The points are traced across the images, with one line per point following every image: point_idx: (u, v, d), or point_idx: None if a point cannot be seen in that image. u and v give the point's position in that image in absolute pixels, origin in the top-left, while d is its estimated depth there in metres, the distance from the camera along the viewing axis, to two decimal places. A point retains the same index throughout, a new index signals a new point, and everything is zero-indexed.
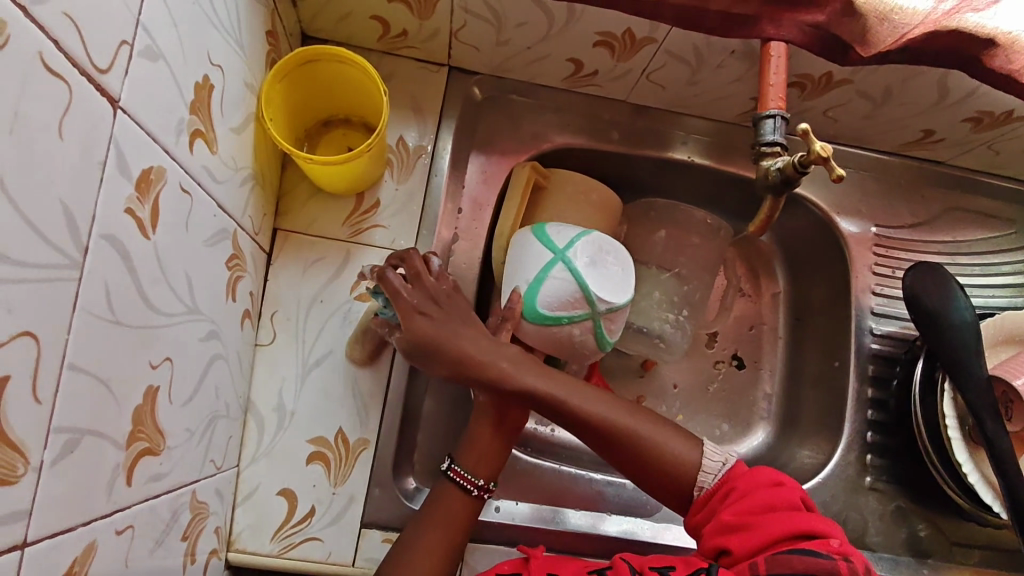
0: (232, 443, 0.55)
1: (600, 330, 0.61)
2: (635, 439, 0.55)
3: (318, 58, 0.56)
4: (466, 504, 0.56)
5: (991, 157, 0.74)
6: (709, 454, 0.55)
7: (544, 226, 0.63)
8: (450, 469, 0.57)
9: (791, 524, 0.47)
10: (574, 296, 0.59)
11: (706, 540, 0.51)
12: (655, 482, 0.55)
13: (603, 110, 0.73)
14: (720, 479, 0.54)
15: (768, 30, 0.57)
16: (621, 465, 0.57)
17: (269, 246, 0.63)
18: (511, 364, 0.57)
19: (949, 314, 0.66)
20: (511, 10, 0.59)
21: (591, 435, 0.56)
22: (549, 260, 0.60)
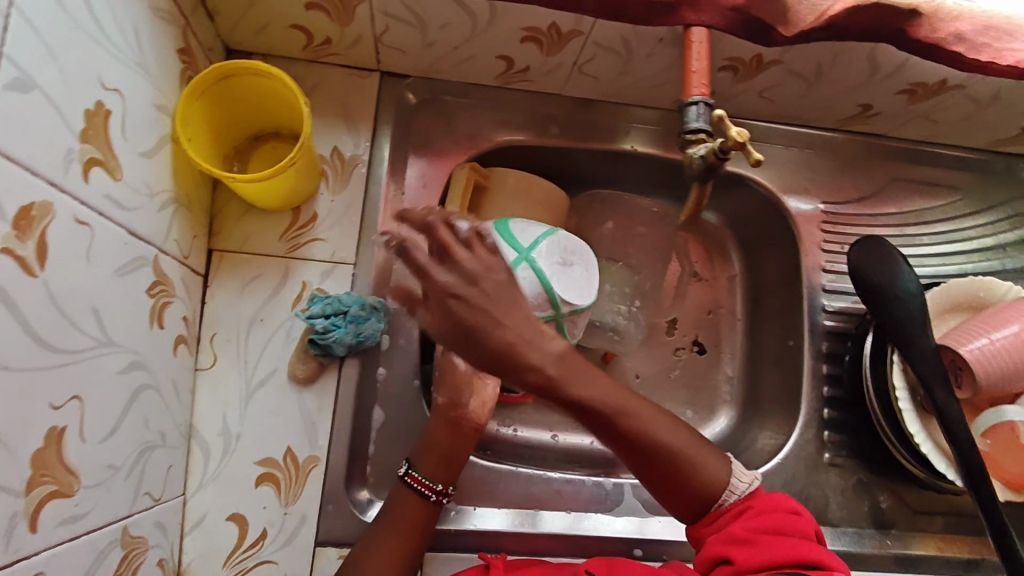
0: (173, 472, 0.54)
1: (562, 330, 0.61)
2: (671, 453, 0.52)
3: (234, 73, 0.54)
4: (423, 508, 0.56)
5: (930, 127, 0.75)
6: (738, 472, 0.53)
7: (508, 222, 0.60)
8: (407, 474, 0.58)
9: (804, 552, 0.47)
10: (540, 298, 0.58)
11: (711, 548, 0.50)
12: (675, 495, 0.53)
13: (541, 105, 0.72)
14: (744, 499, 0.52)
15: (689, 16, 0.56)
16: (643, 474, 0.53)
17: (205, 267, 0.61)
18: (558, 369, 0.45)
19: (895, 287, 0.65)
20: (432, 12, 0.58)
21: (625, 444, 0.51)
22: (515, 259, 0.58)
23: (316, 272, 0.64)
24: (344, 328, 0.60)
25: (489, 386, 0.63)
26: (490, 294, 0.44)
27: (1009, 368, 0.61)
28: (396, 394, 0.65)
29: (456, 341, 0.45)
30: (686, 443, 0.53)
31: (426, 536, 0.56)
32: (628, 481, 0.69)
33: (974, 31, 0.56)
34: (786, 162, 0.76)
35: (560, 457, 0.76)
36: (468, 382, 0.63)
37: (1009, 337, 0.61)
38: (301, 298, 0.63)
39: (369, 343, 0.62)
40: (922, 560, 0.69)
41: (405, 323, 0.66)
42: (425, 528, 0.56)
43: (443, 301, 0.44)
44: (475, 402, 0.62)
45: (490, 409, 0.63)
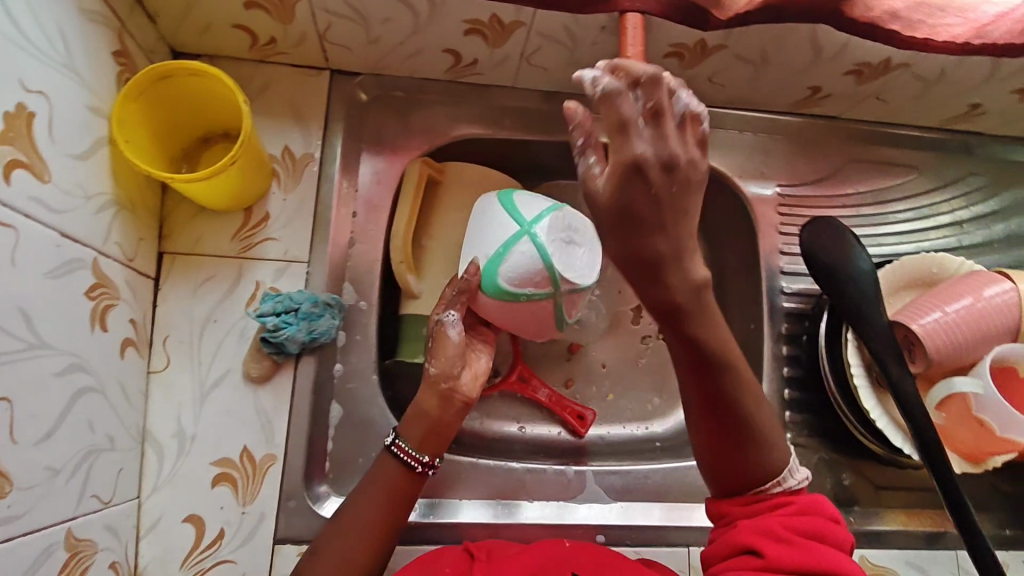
0: (125, 475, 0.55)
1: (560, 308, 0.62)
2: (745, 427, 0.52)
3: (172, 74, 0.54)
4: (409, 479, 0.57)
5: (884, 107, 0.74)
6: (792, 469, 0.53)
7: (513, 196, 0.62)
8: (393, 444, 0.57)
9: (835, 564, 0.47)
10: (539, 273, 0.59)
11: (739, 534, 0.50)
12: (719, 466, 0.53)
13: (493, 98, 0.72)
14: (789, 491, 0.52)
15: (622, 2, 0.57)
16: (705, 433, 0.53)
17: (155, 270, 0.62)
18: (684, 296, 0.45)
19: (847, 265, 0.66)
20: (372, 7, 0.58)
21: (705, 399, 0.51)
22: (516, 232, 0.60)
23: (270, 271, 0.64)
24: (296, 325, 0.60)
25: (481, 361, 0.64)
26: (676, 197, 0.41)
27: (961, 341, 0.61)
28: (354, 390, 0.65)
29: (614, 220, 0.42)
30: (766, 426, 0.52)
31: (409, 506, 0.57)
32: (590, 468, 0.70)
33: (908, 9, 0.57)
34: (742, 147, 0.76)
35: (529, 449, 0.76)
36: (460, 356, 0.62)
37: (962, 309, 0.61)
38: (255, 297, 0.63)
39: (324, 339, 0.62)
40: (886, 533, 0.68)
41: (362, 319, 0.67)
42: (406, 496, 0.56)
43: (642, 182, 0.40)
44: (468, 375, 0.62)
45: (481, 385, 0.63)
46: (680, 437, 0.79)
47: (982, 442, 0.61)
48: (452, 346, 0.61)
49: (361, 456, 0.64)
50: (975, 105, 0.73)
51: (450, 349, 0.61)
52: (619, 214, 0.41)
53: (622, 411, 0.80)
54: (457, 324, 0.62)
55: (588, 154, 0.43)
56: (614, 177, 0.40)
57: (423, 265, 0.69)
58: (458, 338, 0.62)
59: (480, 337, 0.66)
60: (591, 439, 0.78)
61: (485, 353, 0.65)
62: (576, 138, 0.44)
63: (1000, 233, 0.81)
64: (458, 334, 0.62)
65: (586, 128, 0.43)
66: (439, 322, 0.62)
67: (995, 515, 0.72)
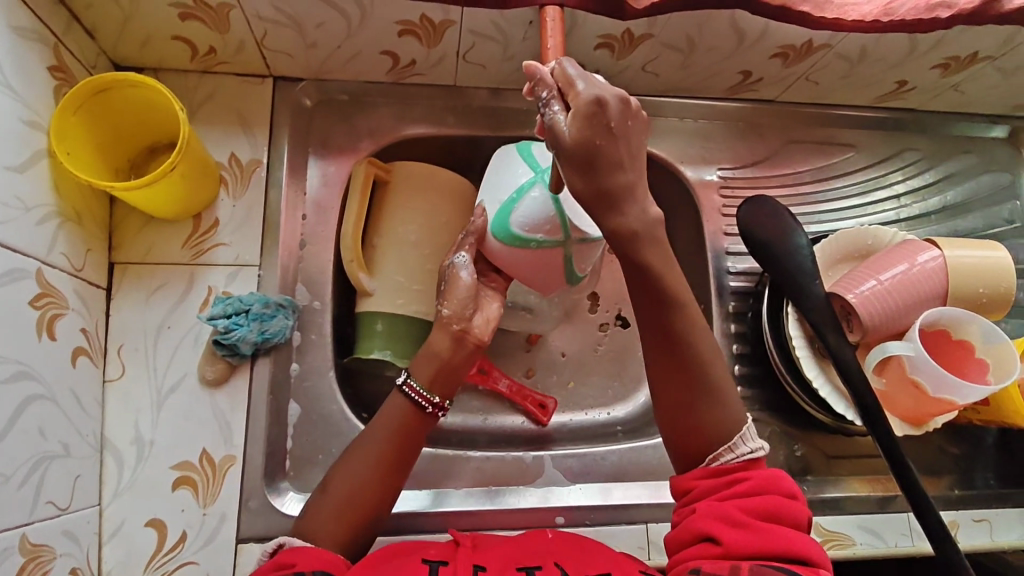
0: (83, 483, 0.56)
1: (571, 258, 0.61)
2: (703, 382, 0.56)
3: (109, 87, 0.56)
4: (419, 418, 0.59)
5: (814, 89, 0.77)
6: (745, 437, 0.55)
7: (531, 146, 0.62)
8: (405, 384, 0.60)
9: (792, 547, 0.48)
10: (548, 219, 0.58)
11: (698, 520, 0.51)
12: (684, 426, 0.56)
13: (436, 98, 0.74)
14: (739, 462, 0.54)
15: None
16: (669, 386, 0.57)
17: (107, 281, 0.62)
18: (641, 224, 0.53)
19: (785, 240, 0.69)
20: (305, 13, 0.60)
21: (665, 342, 0.56)
22: (531, 178, 0.60)
23: (222, 276, 0.65)
24: (247, 326, 0.61)
25: (493, 306, 0.64)
26: (630, 133, 0.49)
27: (897, 306, 0.64)
28: (311, 388, 0.67)
29: (578, 160, 0.48)
30: (722, 388, 0.56)
31: (417, 444, 0.59)
32: (548, 454, 0.72)
33: None
34: (683, 134, 0.79)
35: (493, 440, 0.77)
36: (471, 299, 0.63)
37: (896, 276, 0.64)
38: (207, 302, 0.64)
39: (277, 340, 0.64)
40: (844, 499, 0.70)
41: (316, 319, 0.68)
42: (415, 435, 0.59)
43: (602, 123, 0.47)
44: (480, 318, 0.63)
45: (493, 329, 0.64)
46: (640, 420, 0.80)
47: (920, 404, 0.64)
48: (463, 288, 0.62)
49: (321, 452, 0.65)
50: (900, 83, 0.76)
51: (460, 291, 0.62)
52: (584, 152, 0.48)
53: (584, 398, 0.81)
54: (468, 265, 0.63)
55: (553, 104, 0.48)
56: (581, 117, 0.47)
57: (375, 264, 0.70)
58: (470, 280, 0.63)
59: (490, 284, 0.66)
60: (552, 426, 0.79)
61: (495, 299, 0.65)
62: (539, 93, 0.49)
63: (935, 206, 0.83)
64: (469, 275, 0.62)
65: (549, 83, 0.49)
66: (449, 265, 0.63)
67: (944, 477, 0.75)
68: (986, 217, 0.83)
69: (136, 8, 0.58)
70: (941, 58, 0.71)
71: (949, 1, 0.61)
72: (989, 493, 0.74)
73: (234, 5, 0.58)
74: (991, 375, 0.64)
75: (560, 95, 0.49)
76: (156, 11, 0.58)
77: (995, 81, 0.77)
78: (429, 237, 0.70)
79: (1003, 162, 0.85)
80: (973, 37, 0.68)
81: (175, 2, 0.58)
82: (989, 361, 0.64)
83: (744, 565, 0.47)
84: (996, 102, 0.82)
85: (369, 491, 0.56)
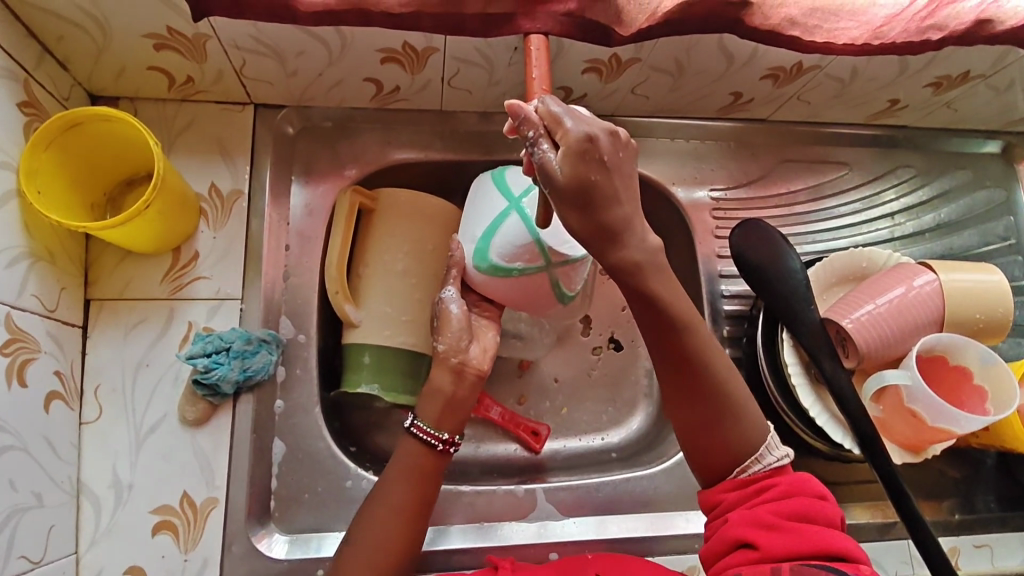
0: (57, 532, 0.54)
1: (557, 283, 0.60)
2: (722, 398, 0.55)
3: (82, 121, 0.54)
4: (432, 457, 0.58)
5: (806, 108, 0.76)
6: (770, 446, 0.55)
7: (504, 173, 0.61)
8: (413, 426, 0.59)
9: (828, 544, 0.48)
10: (526, 249, 0.57)
11: (732, 528, 0.51)
12: (708, 446, 0.55)
13: (421, 122, 0.72)
14: (768, 471, 0.54)
15: (525, 25, 0.57)
16: (687, 411, 0.55)
17: (83, 319, 0.60)
18: (644, 255, 0.51)
19: (778, 265, 0.67)
20: (284, 43, 0.58)
21: (678, 368, 0.55)
22: (504, 208, 0.58)
23: (203, 311, 0.63)
24: (227, 365, 0.60)
25: (489, 334, 0.64)
26: (622, 165, 0.48)
27: (893, 332, 0.63)
28: (296, 425, 0.65)
29: (574, 197, 0.46)
30: (739, 401, 0.55)
31: (436, 486, 0.58)
32: (540, 486, 0.70)
33: (804, 15, 0.59)
34: (674, 155, 0.77)
35: (486, 470, 0.75)
36: (466, 331, 0.62)
37: (893, 299, 0.63)
38: (187, 338, 0.62)
39: (260, 377, 0.62)
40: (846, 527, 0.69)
41: (301, 353, 0.66)
42: (433, 478, 0.58)
43: (595, 157, 0.46)
44: (476, 348, 0.63)
45: (491, 358, 0.63)
46: (636, 446, 0.78)
47: (920, 433, 0.63)
48: (456, 322, 0.61)
49: (307, 492, 0.64)
50: (893, 101, 0.75)
51: (453, 325, 0.61)
52: (580, 189, 0.46)
53: (578, 423, 0.79)
54: (457, 299, 0.62)
55: (541, 142, 0.46)
56: (573, 154, 0.45)
57: (360, 295, 0.68)
58: (460, 313, 0.62)
59: (483, 314, 0.65)
60: (546, 454, 0.77)
61: (491, 328, 0.65)
62: (525, 133, 0.47)
63: (930, 223, 0.81)
64: (459, 310, 0.61)
65: (534, 122, 0.46)
66: (438, 301, 0.62)
67: (944, 501, 0.73)
68: (981, 234, 0.82)
69: (109, 40, 0.56)
70: (933, 77, 0.70)
71: (940, 23, 0.61)
72: (989, 517, 0.72)
73: (210, 35, 0.57)
74: (990, 404, 0.63)
75: (546, 133, 0.47)
76: (130, 42, 0.57)
77: (988, 99, 0.76)
78: (414, 266, 0.68)
79: (997, 177, 0.84)
80: (963, 58, 0.67)
81: (149, 33, 0.56)
82: (987, 386, 0.63)
83: (783, 566, 0.46)
84: (988, 118, 0.81)
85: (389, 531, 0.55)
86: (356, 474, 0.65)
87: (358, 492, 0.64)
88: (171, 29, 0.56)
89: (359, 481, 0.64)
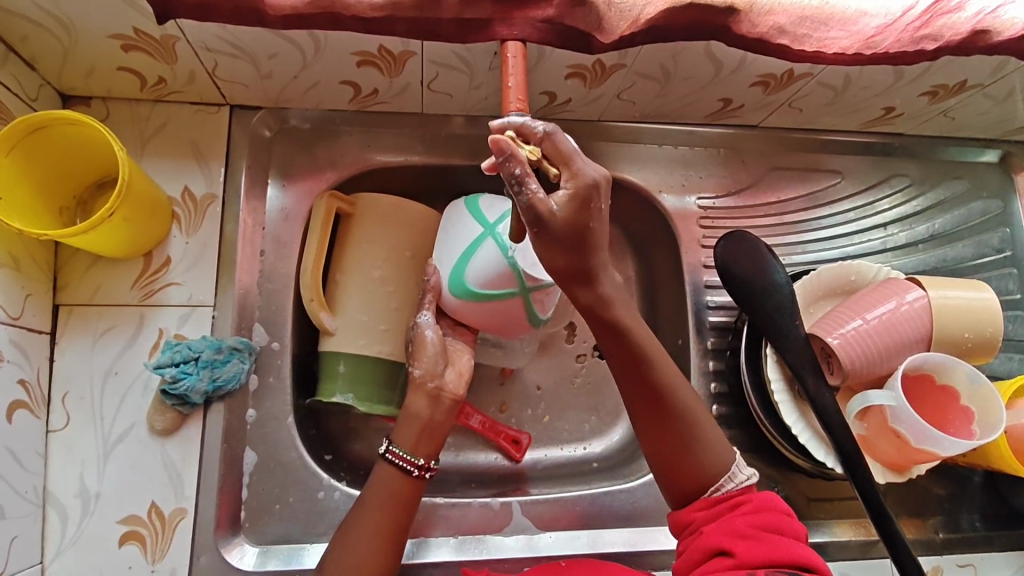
0: (20, 543, 0.53)
1: (531, 307, 0.61)
2: (690, 422, 0.55)
3: (51, 124, 0.53)
4: (408, 483, 0.57)
5: (798, 115, 0.74)
6: (739, 464, 0.56)
7: (477, 200, 0.62)
8: (388, 451, 0.58)
9: (799, 553, 0.49)
10: (503, 274, 0.59)
11: (708, 538, 0.51)
12: (679, 469, 0.55)
13: (401, 125, 0.70)
14: (739, 489, 0.54)
15: (502, 31, 0.55)
16: (658, 436, 0.55)
17: (51, 325, 0.59)
18: None
19: (763, 278, 0.66)
20: (256, 46, 0.57)
21: (640, 381, 0.55)
22: (480, 234, 0.60)
23: (174, 317, 0.62)
24: (196, 375, 0.59)
25: (464, 358, 0.63)
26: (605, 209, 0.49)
27: (881, 350, 0.61)
28: (268, 435, 0.64)
29: (563, 238, 0.47)
30: (706, 427, 0.56)
31: (415, 509, 0.58)
32: (517, 499, 0.69)
33: (793, 23, 0.57)
34: (662, 161, 0.75)
35: (464, 479, 0.74)
36: (441, 356, 0.61)
37: (882, 315, 0.62)
38: (157, 346, 0.61)
39: (229, 387, 0.61)
40: (828, 544, 0.68)
41: (274, 361, 0.65)
42: (412, 502, 0.57)
43: (589, 206, 0.47)
44: (452, 373, 0.62)
45: (466, 383, 0.63)
46: (617, 456, 0.77)
47: (903, 453, 0.61)
48: (430, 347, 0.60)
49: (279, 502, 0.63)
50: (888, 109, 0.73)
51: (428, 350, 0.60)
52: (570, 233, 0.47)
53: (560, 432, 0.78)
54: (433, 324, 0.61)
55: (529, 182, 0.45)
56: (568, 202, 0.46)
57: (337, 302, 0.67)
58: (436, 338, 0.61)
59: (459, 336, 0.65)
60: (526, 463, 0.76)
61: (466, 351, 0.64)
62: (510, 169, 0.44)
63: (923, 234, 0.80)
64: (434, 335, 0.61)
65: (521, 159, 0.44)
66: (415, 326, 0.61)
67: (929, 519, 0.72)
68: (975, 245, 0.80)
69: (75, 41, 0.55)
70: (930, 86, 0.68)
71: (936, 33, 0.58)
72: (974, 537, 0.71)
73: (179, 37, 0.55)
74: (977, 426, 0.61)
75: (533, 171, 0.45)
76: (96, 43, 0.55)
77: (986, 107, 0.74)
78: (392, 273, 0.67)
79: (994, 187, 0.82)
80: (960, 67, 0.65)
81: (116, 34, 0.54)
82: (974, 408, 0.62)
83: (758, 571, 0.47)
84: (986, 127, 0.79)
85: (360, 555, 0.53)
86: (328, 485, 0.64)
87: (332, 504, 0.64)
88: (137, 31, 0.54)
89: (332, 492, 0.64)
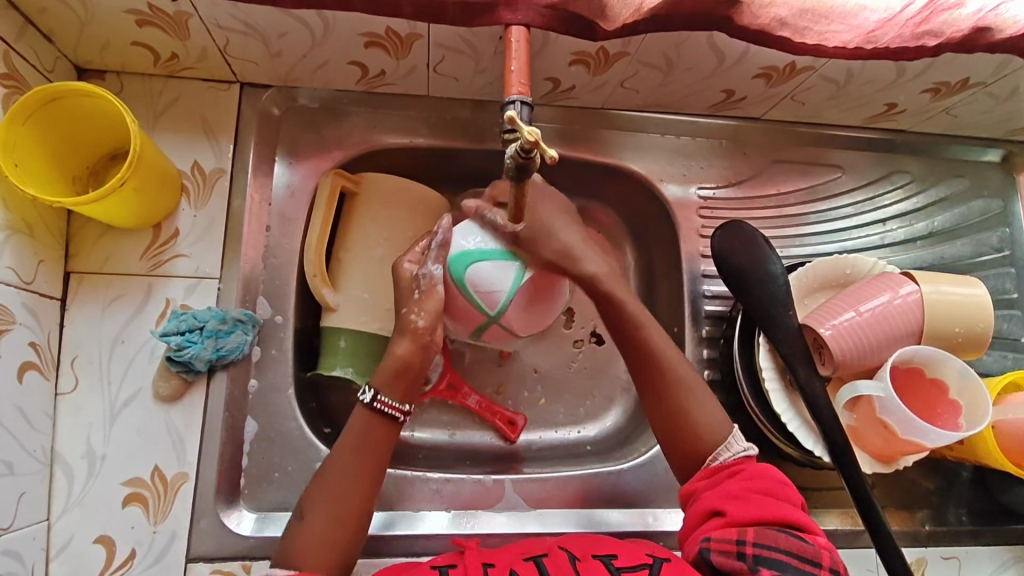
0: (28, 499, 0.55)
1: (481, 330, 0.63)
2: (679, 392, 0.60)
3: (59, 96, 0.54)
4: (390, 441, 0.58)
5: (800, 108, 0.74)
6: (737, 437, 0.58)
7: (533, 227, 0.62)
8: (375, 399, 0.58)
9: (785, 514, 0.52)
10: (492, 300, 0.60)
11: (706, 502, 0.54)
12: (668, 414, 0.60)
13: (407, 107, 0.71)
14: (735, 459, 0.57)
15: (506, 16, 0.56)
16: (657, 405, 0.61)
17: (62, 291, 0.61)
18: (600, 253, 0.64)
19: (759, 269, 0.67)
20: (267, 24, 0.58)
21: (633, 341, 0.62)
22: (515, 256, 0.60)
23: (181, 288, 0.64)
24: (200, 343, 0.61)
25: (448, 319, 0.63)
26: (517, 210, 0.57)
27: (873, 342, 0.62)
28: (269, 404, 0.66)
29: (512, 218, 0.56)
30: (695, 396, 0.60)
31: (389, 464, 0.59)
32: (509, 477, 0.70)
33: (794, 15, 0.57)
34: (664, 151, 0.76)
35: (460, 457, 0.76)
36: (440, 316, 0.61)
37: (876, 308, 0.62)
38: (164, 315, 0.63)
39: (233, 356, 0.63)
40: None
41: (277, 334, 0.67)
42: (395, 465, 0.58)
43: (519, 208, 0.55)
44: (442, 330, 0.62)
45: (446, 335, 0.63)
46: (612, 441, 0.78)
47: (890, 444, 0.62)
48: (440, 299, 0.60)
49: (278, 470, 0.65)
50: (891, 105, 0.73)
51: (435, 302, 0.60)
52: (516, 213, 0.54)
53: (555, 415, 0.79)
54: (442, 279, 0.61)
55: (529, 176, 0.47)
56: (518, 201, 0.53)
57: (339, 279, 0.68)
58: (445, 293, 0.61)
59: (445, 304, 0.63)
60: (521, 444, 0.78)
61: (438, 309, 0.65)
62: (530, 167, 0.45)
63: (922, 230, 0.80)
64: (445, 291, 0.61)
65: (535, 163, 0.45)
66: (425, 275, 0.60)
67: (916, 512, 0.73)
68: (974, 244, 0.80)
69: (91, 14, 0.56)
70: (932, 83, 0.69)
71: (937, 29, 0.59)
72: (960, 530, 0.72)
73: (191, 13, 0.56)
74: (964, 419, 0.62)
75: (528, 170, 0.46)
76: (111, 17, 0.56)
77: (989, 106, 0.74)
78: (394, 252, 0.68)
79: (995, 186, 0.83)
80: (962, 64, 0.65)
81: (131, 9, 0.56)
82: (962, 402, 0.62)
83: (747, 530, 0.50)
84: (990, 126, 0.79)
85: (349, 523, 0.54)
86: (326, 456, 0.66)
87: None
88: (151, 6, 0.55)
89: None
